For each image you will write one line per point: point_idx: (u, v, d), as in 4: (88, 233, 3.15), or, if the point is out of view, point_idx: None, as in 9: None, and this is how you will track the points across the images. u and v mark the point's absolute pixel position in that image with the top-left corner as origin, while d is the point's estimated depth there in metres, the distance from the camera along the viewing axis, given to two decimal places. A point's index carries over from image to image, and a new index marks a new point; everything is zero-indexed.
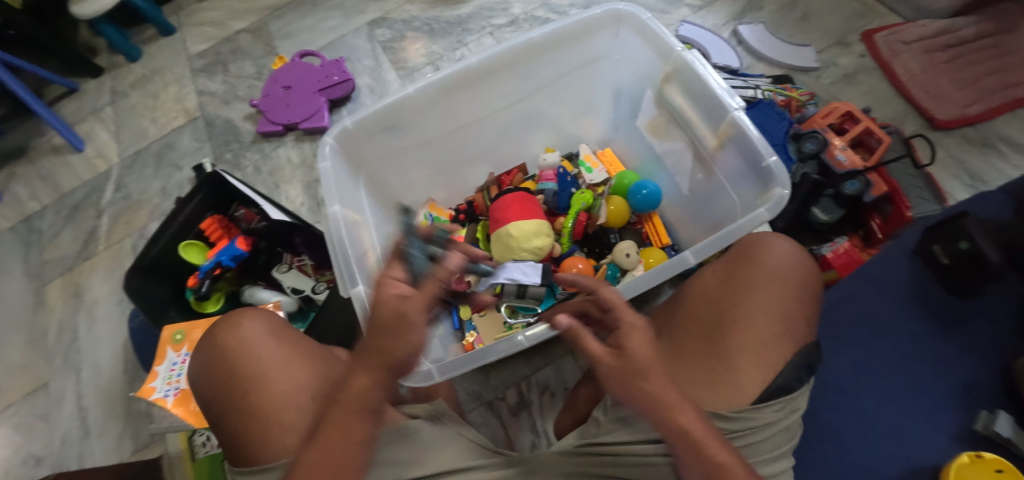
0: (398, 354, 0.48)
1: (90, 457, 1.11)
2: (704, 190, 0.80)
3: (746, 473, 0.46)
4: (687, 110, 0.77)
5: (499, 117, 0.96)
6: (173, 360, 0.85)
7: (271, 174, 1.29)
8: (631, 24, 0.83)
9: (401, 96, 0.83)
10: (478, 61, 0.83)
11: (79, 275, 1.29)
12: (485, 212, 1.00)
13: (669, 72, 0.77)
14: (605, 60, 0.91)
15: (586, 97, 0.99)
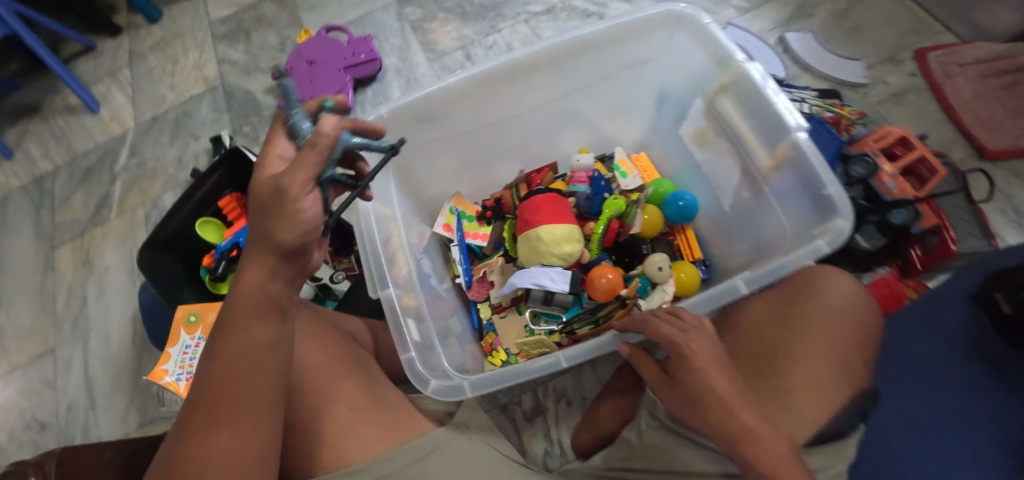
0: (291, 239, 0.49)
1: (96, 428, 1.10)
2: (750, 210, 0.77)
3: None
4: (740, 124, 0.73)
5: (537, 114, 0.92)
6: (186, 344, 0.83)
7: None
8: (687, 29, 0.78)
9: (440, 87, 0.79)
10: (524, 55, 0.79)
11: (90, 241, 1.27)
12: (512, 211, 0.96)
13: (726, 83, 0.73)
14: (654, 63, 0.85)
15: (629, 99, 0.93)
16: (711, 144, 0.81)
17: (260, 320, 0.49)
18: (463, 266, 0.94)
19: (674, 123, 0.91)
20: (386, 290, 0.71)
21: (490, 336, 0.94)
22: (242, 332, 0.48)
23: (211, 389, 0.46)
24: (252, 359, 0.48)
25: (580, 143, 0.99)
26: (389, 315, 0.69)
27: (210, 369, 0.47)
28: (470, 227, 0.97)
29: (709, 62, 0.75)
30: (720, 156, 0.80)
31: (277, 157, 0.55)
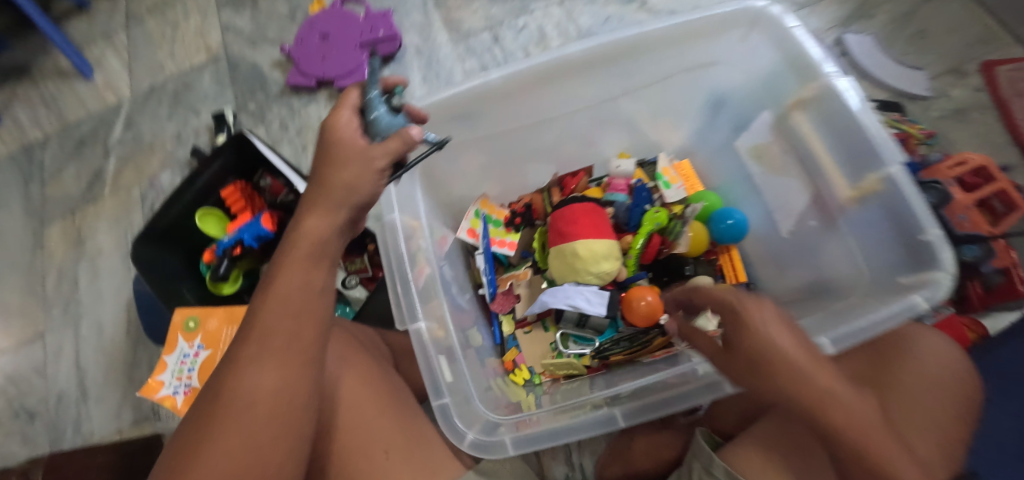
0: (364, 193, 0.50)
1: (88, 422, 1.04)
2: (819, 241, 0.72)
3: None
4: (818, 144, 0.66)
5: (580, 117, 0.83)
6: (184, 352, 0.77)
7: (300, 134, 1.16)
8: (764, 32, 0.68)
9: (482, 83, 0.71)
10: (579, 52, 0.70)
11: (82, 220, 1.19)
12: (542, 218, 0.89)
13: (807, 97, 0.65)
14: (718, 67, 0.76)
15: (681, 103, 0.84)
16: (776, 161, 0.74)
17: (311, 267, 0.48)
18: (488, 276, 0.87)
19: (730, 133, 0.83)
20: (417, 323, 0.64)
21: (512, 353, 0.88)
22: (291, 275, 0.47)
23: (255, 332, 0.46)
24: (299, 306, 0.47)
25: (621, 147, 0.91)
26: (421, 349, 0.63)
27: (256, 310, 0.47)
28: (495, 233, 0.89)
29: (788, 73, 0.67)
30: (787, 177, 0.73)
31: (348, 115, 0.53)
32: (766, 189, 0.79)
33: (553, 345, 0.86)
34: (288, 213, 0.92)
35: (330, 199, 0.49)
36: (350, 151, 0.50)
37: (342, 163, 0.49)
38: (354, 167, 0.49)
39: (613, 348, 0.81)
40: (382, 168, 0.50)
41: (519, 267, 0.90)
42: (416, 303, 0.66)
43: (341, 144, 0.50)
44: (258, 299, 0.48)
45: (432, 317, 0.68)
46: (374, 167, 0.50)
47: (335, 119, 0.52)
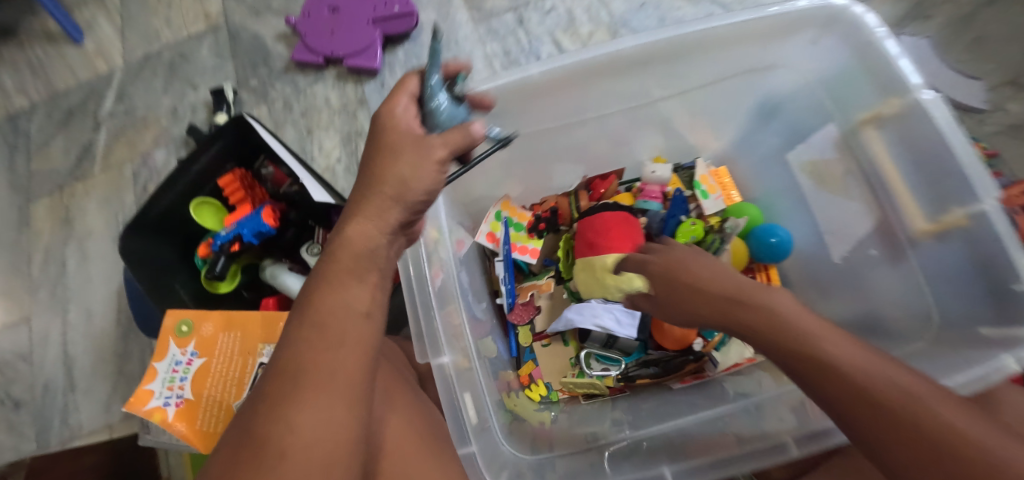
0: (417, 190, 0.44)
1: (75, 414, 0.99)
2: (875, 272, 0.67)
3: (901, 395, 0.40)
4: (890, 167, 0.61)
5: (619, 118, 0.77)
6: (176, 360, 0.71)
7: (305, 116, 1.08)
8: (840, 35, 0.61)
9: (520, 78, 0.64)
10: (632, 48, 0.63)
11: (71, 197, 1.11)
12: (567, 223, 0.84)
13: (886, 113, 0.59)
14: (778, 69, 0.70)
15: (731, 107, 0.77)
16: (839, 182, 0.68)
17: (358, 279, 0.41)
18: (507, 286, 0.82)
19: (783, 142, 0.76)
20: (442, 359, 0.58)
21: (528, 367, 0.82)
22: (339, 290, 0.40)
23: (298, 360, 0.37)
24: (348, 331, 0.38)
25: (654, 150, 0.84)
26: (448, 386, 0.57)
27: (295, 336, 0.38)
28: (517, 239, 0.82)
29: (863, 84, 0.61)
30: (850, 199, 0.67)
31: (407, 103, 0.48)
32: (819, 213, 0.73)
33: (574, 360, 0.81)
34: (290, 205, 0.85)
35: (367, 213, 0.43)
36: (400, 155, 0.44)
37: (384, 174, 0.44)
38: (404, 169, 0.44)
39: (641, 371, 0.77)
40: (432, 187, 0.45)
41: (541, 276, 0.84)
42: (440, 335, 0.60)
43: (377, 156, 0.44)
44: (295, 322, 0.39)
45: (456, 350, 0.63)
46: (419, 183, 0.44)
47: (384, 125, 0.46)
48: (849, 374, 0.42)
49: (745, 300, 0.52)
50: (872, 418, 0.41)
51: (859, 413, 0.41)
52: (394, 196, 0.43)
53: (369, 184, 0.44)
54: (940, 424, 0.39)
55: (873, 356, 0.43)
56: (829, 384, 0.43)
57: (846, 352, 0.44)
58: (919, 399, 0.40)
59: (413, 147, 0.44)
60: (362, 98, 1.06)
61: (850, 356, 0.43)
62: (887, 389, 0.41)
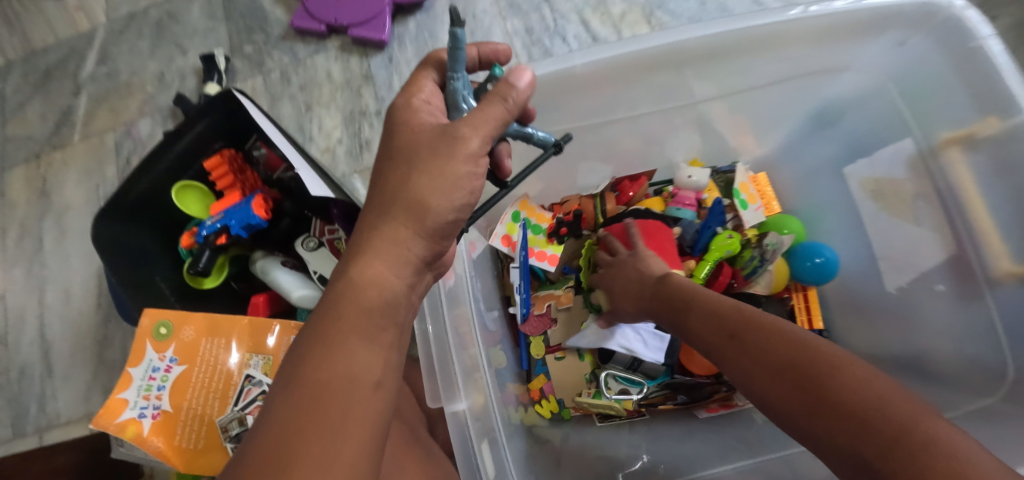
0: (442, 214, 0.39)
1: (52, 402, 0.92)
2: (936, 310, 0.59)
3: (763, 335, 0.44)
4: (977, 196, 0.53)
5: (657, 118, 0.70)
6: (153, 366, 0.63)
7: (303, 90, 0.98)
8: (932, 37, 0.56)
9: (565, 70, 0.61)
10: (694, 41, 0.60)
11: (48, 167, 1.02)
12: (591, 226, 0.77)
13: (981, 134, 0.52)
14: (850, 73, 0.64)
15: (783, 113, 0.71)
16: (904, 207, 0.61)
17: (367, 342, 0.37)
18: (522, 295, 0.75)
19: (836, 157, 0.70)
20: (457, 406, 0.52)
21: (540, 381, 0.75)
22: (343, 359, 0.36)
23: (289, 446, 0.32)
24: (354, 407, 0.35)
25: (691, 153, 0.77)
26: (459, 431, 0.52)
27: (283, 417, 0.33)
28: (535, 243, 0.76)
29: (949, 95, 0.55)
30: (917, 226, 0.60)
31: (428, 110, 0.41)
32: (877, 241, 0.65)
33: (590, 377, 0.74)
34: (285, 194, 0.76)
35: (386, 251, 0.39)
36: (419, 165, 0.38)
37: (400, 193, 0.38)
38: (423, 184, 0.38)
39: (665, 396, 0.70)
40: (456, 204, 0.39)
41: (559, 285, 0.78)
42: (456, 377, 0.53)
43: (403, 170, 0.39)
44: (281, 402, 0.34)
45: (473, 389, 0.57)
46: (443, 203, 0.39)
47: (398, 129, 0.40)
48: (719, 337, 0.48)
49: (654, 287, 0.59)
50: (746, 372, 0.44)
51: (738, 372, 0.45)
52: (414, 223, 0.39)
53: (384, 208, 0.39)
54: (799, 347, 0.42)
55: (743, 311, 0.48)
56: (715, 353, 0.48)
57: (717, 317, 0.49)
58: (777, 342, 0.43)
59: (431, 152, 0.38)
60: (368, 74, 0.97)
61: (721, 322, 0.48)
62: (747, 341, 0.45)
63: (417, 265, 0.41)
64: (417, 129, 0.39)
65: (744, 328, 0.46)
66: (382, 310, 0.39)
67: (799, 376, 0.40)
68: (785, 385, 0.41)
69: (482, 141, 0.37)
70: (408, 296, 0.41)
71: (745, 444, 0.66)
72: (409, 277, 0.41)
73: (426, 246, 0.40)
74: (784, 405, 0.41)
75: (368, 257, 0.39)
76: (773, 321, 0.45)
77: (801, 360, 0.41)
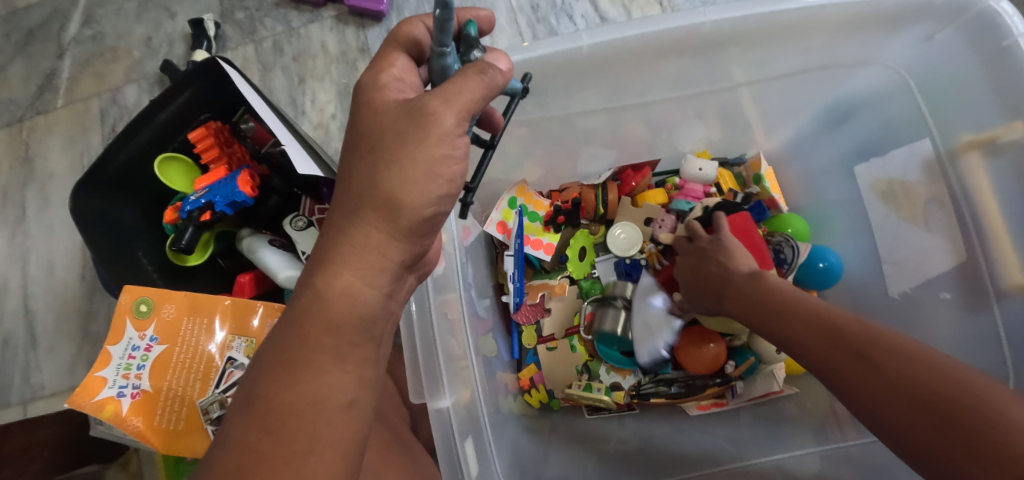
0: (426, 212, 0.36)
1: (37, 374, 0.90)
2: (940, 319, 0.58)
3: (891, 358, 0.40)
4: (993, 204, 0.51)
5: (671, 105, 0.68)
6: (133, 344, 0.61)
7: (297, 61, 0.94)
8: (962, 32, 0.53)
9: (572, 48, 0.57)
10: (713, 24, 0.57)
11: (31, 132, 0.99)
12: (589, 215, 0.77)
13: (1004, 139, 0.50)
14: (872, 67, 0.62)
15: (795, 106, 0.70)
16: (918, 211, 0.59)
17: (339, 360, 0.36)
18: (515, 284, 0.73)
19: (844, 154, 0.69)
20: (440, 403, 0.50)
21: (530, 370, 0.74)
22: (310, 380, 0.35)
23: (248, 471, 0.33)
24: (322, 430, 0.34)
25: (699, 144, 0.77)
26: (449, 436, 0.50)
27: (243, 439, 0.34)
28: (531, 230, 0.75)
29: (972, 97, 0.53)
30: (930, 232, 0.58)
31: (398, 87, 0.38)
32: (884, 245, 0.64)
33: (581, 369, 0.73)
34: (274, 169, 0.73)
35: (359, 260, 0.36)
36: (388, 154, 0.35)
37: (370, 184, 0.35)
38: (392, 176, 0.35)
39: (660, 389, 0.69)
40: (434, 197, 0.36)
41: (554, 275, 0.76)
42: (441, 374, 0.51)
43: (383, 158, 0.35)
44: (242, 423, 0.34)
45: (459, 384, 0.54)
46: (421, 197, 0.35)
47: (367, 112, 0.37)
48: (839, 354, 0.43)
49: (744, 287, 0.54)
50: (871, 397, 0.40)
51: (858, 394, 0.41)
52: (385, 220, 0.35)
53: (353, 202, 0.36)
54: (940, 379, 0.37)
55: (864, 330, 0.43)
56: (827, 369, 0.44)
57: (832, 330, 0.44)
58: (914, 369, 0.39)
59: (399, 138, 0.35)
60: (364, 47, 0.93)
61: (837, 335, 0.44)
62: (879, 363, 0.40)
63: (395, 272, 0.38)
64: (385, 114, 0.36)
65: (863, 339, 0.42)
66: (352, 320, 0.36)
67: (942, 413, 0.36)
68: (925, 420, 0.37)
69: (457, 117, 0.34)
70: (385, 306, 0.39)
71: (734, 449, 0.62)
72: (385, 282, 0.37)
73: (404, 249, 0.37)
74: (919, 438, 0.37)
75: (338, 265, 0.36)
76: (905, 344, 0.41)
77: (935, 395, 0.37)
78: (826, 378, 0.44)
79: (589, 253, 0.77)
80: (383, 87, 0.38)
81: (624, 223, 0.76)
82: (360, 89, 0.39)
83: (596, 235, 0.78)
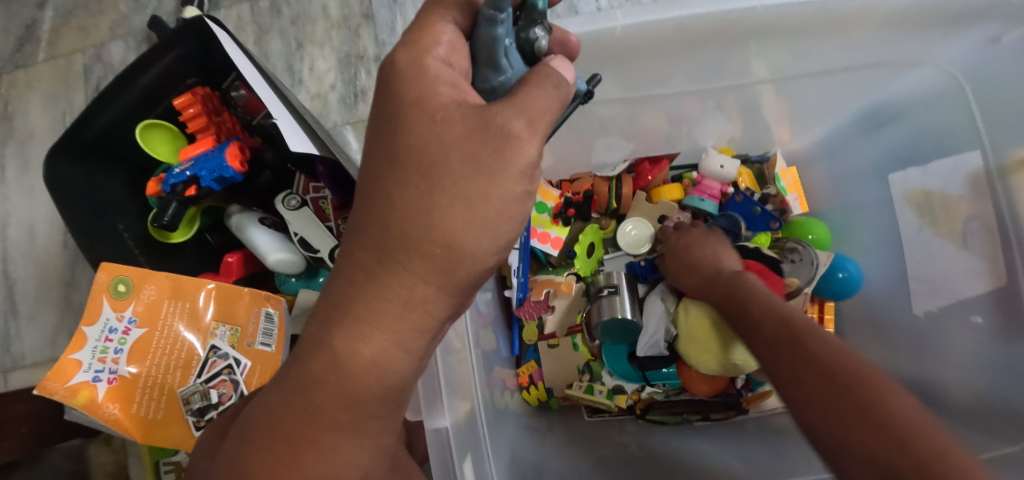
0: (482, 257, 0.33)
1: (18, 344, 0.86)
2: (973, 345, 0.54)
3: (823, 344, 0.39)
4: None
5: (692, 98, 0.63)
6: (109, 326, 0.57)
7: (295, 24, 0.88)
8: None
9: (606, 29, 0.52)
10: (765, 9, 0.51)
11: (11, 88, 0.93)
12: (601, 209, 0.73)
13: None
14: (923, 68, 0.57)
15: (833, 106, 0.65)
16: (956, 228, 0.55)
17: (353, 435, 0.35)
18: (520, 279, 0.69)
19: (879, 160, 0.65)
20: (440, 423, 0.47)
21: (530, 367, 0.72)
22: (318, 460, 0.34)
23: None
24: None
25: (722, 140, 0.72)
26: (447, 460, 0.46)
27: None
28: (539, 223, 0.71)
29: None
30: (965, 251, 0.54)
31: (449, 79, 0.33)
32: (912, 262, 0.60)
33: (582, 368, 0.70)
34: (266, 142, 0.68)
35: (396, 321, 0.33)
36: (452, 184, 0.31)
37: (423, 208, 0.32)
38: (456, 210, 0.31)
39: (669, 417, 0.65)
40: (498, 231, 0.33)
41: (560, 271, 0.73)
42: (440, 388, 0.48)
43: (427, 179, 0.32)
44: None
45: (458, 395, 0.51)
46: (476, 240, 0.32)
47: (404, 118, 0.32)
48: (778, 335, 0.42)
49: (724, 278, 0.55)
50: (791, 374, 0.39)
51: (782, 370, 0.40)
52: (439, 273, 0.32)
53: (393, 230, 0.32)
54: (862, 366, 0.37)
55: (808, 324, 0.43)
56: (765, 346, 0.43)
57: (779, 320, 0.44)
58: (840, 358, 0.37)
59: (456, 162, 0.31)
60: (368, 13, 0.87)
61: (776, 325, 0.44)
62: (805, 344, 0.40)
63: (434, 333, 0.35)
64: (446, 123, 0.31)
65: (799, 325, 0.43)
66: (377, 392, 0.34)
67: (858, 400, 0.34)
68: (839, 402, 0.35)
69: (538, 146, 0.32)
70: (418, 369, 0.36)
71: (742, 467, 0.58)
72: (421, 346, 0.35)
73: (450, 306, 0.34)
74: (828, 421, 0.35)
75: (364, 326, 0.33)
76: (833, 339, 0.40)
77: (861, 376, 0.36)
78: (761, 357, 0.43)
79: (596, 250, 0.73)
80: (435, 78, 0.32)
81: (637, 219, 0.72)
82: (399, 79, 0.33)
83: (606, 231, 0.74)
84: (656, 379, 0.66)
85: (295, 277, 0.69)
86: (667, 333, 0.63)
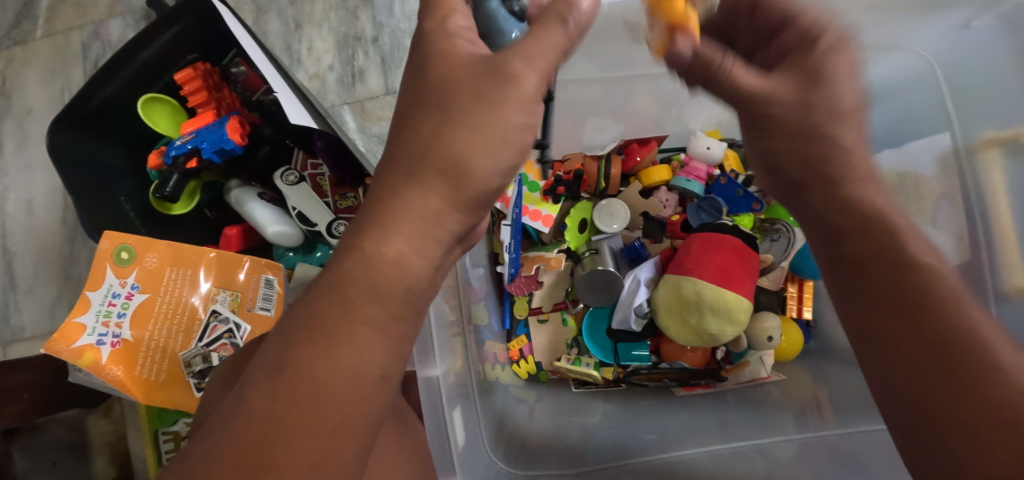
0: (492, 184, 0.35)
1: (18, 315, 0.88)
2: None
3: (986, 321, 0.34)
4: (1004, 201, 0.51)
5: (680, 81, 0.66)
6: (112, 291, 0.59)
7: (293, 5, 0.89)
8: (1001, 22, 0.51)
9: None
10: None
11: (7, 65, 0.94)
12: (590, 189, 0.75)
13: None
14: (901, 53, 0.59)
15: None
16: (925, 206, 0.58)
17: (379, 334, 0.33)
18: (511, 254, 0.71)
19: None
20: (430, 372, 0.52)
21: (520, 342, 0.73)
22: (348, 353, 0.32)
23: (267, 444, 0.30)
24: (348, 404, 0.32)
25: (710, 123, 0.75)
26: (437, 407, 0.51)
27: (271, 410, 0.31)
28: (530, 201, 0.73)
29: (1006, 92, 0.50)
30: (935, 228, 0.57)
31: (467, 37, 0.35)
32: None
33: (571, 343, 0.73)
34: (266, 119, 0.71)
35: (419, 228, 0.34)
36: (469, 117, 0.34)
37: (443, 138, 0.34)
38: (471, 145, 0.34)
39: (649, 382, 0.68)
40: (505, 172, 0.35)
41: (549, 248, 0.74)
42: (433, 343, 0.52)
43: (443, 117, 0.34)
44: (265, 392, 0.31)
45: (448, 353, 0.55)
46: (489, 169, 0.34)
47: (424, 68, 0.35)
48: (927, 291, 0.35)
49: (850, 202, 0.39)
50: (934, 342, 0.34)
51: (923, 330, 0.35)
52: (456, 191, 0.34)
53: (409, 163, 0.34)
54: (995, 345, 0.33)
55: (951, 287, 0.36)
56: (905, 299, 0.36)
57: (897, 271, 0.37)
58: (964, 338, 0.33)
59: (470, 99, 0.33)
60: None
61: (896, 279, 0.37)
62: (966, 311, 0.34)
63: (449, 244, 0.35)
64: (465, 69, 0.34)
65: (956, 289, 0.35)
66: (401, 293, 0.33)
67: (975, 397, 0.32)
68: (946, 365, 0.33)
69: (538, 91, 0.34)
70: (431, 278, 0.36)
71: (720, 430, 0.61)
72: (440, 254, 0.35)
73: (464, 220, 0.35)
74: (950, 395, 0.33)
75: (386, 230, 0.33)
76: (971, 307, 0.35)
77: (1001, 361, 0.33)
78: (895, 306, 0.36)
79: (588, 226, 0.75)
80: (454, 35, 0.35)
81: (617, 200, 0.74)
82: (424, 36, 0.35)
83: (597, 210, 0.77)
84: (627, 359, 0.70)
85: (293, 251, 0.71)
86: (637, 309, 0.68)
